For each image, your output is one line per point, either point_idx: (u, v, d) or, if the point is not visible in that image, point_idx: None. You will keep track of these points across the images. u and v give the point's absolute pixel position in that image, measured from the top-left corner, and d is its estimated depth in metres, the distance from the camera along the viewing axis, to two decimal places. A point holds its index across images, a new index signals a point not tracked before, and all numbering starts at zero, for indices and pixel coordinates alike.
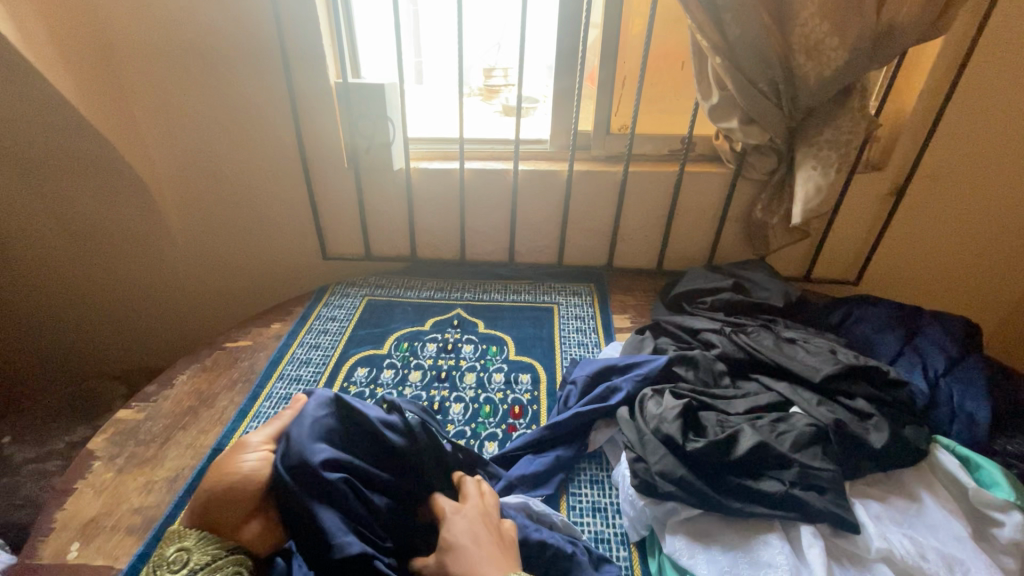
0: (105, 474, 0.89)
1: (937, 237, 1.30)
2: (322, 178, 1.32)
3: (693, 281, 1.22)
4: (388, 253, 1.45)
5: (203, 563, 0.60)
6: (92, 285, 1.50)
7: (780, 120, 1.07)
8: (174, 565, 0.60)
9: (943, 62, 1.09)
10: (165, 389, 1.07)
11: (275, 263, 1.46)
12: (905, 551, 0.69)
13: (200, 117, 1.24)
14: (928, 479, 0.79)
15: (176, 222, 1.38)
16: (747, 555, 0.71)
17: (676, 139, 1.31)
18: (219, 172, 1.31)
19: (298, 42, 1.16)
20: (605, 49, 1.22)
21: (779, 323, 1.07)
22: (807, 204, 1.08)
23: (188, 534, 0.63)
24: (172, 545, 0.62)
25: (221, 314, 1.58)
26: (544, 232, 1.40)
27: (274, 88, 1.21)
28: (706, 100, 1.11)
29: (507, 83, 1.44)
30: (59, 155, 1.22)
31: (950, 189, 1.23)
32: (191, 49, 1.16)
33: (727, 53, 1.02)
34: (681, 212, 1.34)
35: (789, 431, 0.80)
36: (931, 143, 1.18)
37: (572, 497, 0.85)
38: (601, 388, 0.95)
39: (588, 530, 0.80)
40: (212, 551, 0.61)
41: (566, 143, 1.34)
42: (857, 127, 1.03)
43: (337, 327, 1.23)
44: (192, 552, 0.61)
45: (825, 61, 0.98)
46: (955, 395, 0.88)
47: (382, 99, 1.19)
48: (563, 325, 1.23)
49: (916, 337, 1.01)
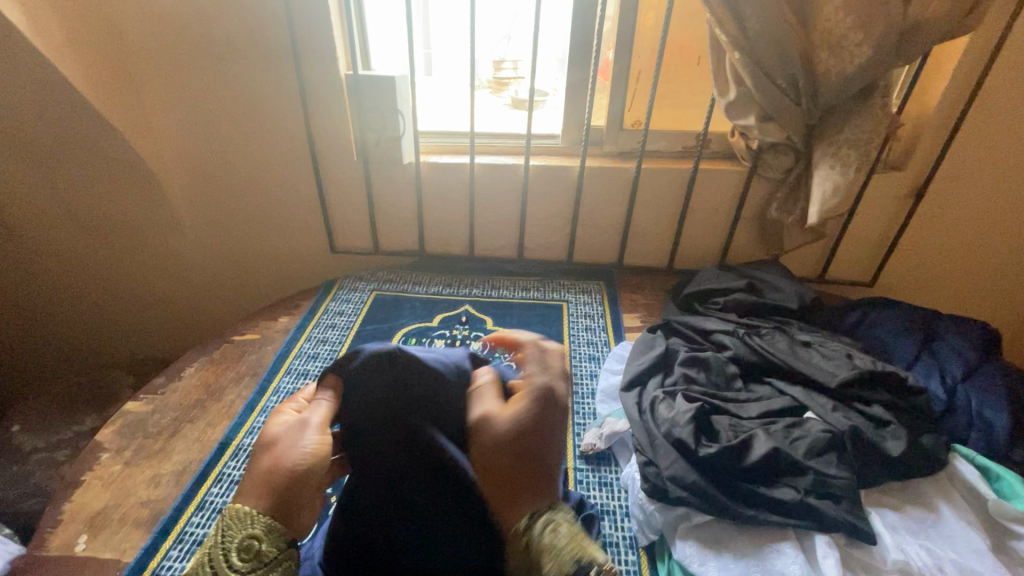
0: (114, 467, 0.90)
1: (957, 239, 1.27)
2: (332, 172, 1.31)
3: (706, 281, 1.20)
4: (397, 247, 1.44)
5: (272, 557, 0.58)
6: (102, 275, 1.51)
7: (799, 117, 1.04)
8: (243, 555, 0.58)
9: (968, 60, 1.06)
10: (173, 381, 1.07)
11: (283, 257, 1.45)
12: (921, 563, 0.68)
13: (208, 108, 1.23)
14: (945, 489, 0.78)
15: (185, 213, 1.37)
16: (759, 563, 0.70)
17: (690, 136, 1.28)
18: (228, 164, 1.30)
19: (309, 34, 1.14)
20: (620, 43, 1.19)
21: (793, 325, 1.05)
22: (824, 204, 1.05)
23: (255, 522, 0.59)
24: (240, 530, 0.59)
25: (228, 307, 1.57)
26: (554, 228, 1.38)
27: (284, 77, 1.19)
28: (723, 96, 1.08)
29: (517, 76, 1.41)
30: (69, 145, 1.22)
31: (972, 189, 1.20)
32: (200, 37, 1.15)
33: (747, 48, 0.99)
34: (694, 211, 1.31)
35: (802, 437, 0.79)
36: (954, 144, 1.15)
37: (579, 488, 0.85)
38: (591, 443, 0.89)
39: (595, 501, 0.84)
40: (270, 551, 0.58)
41: (578, 139, 1.32)
42: (878, 125, 1.01)
43: (345, 322, 1.22)
44: (261, 543, 0.58)
45: (847, 56, 0.95)
46: (974, 402, 0.86)
47: (394, 93, 1.18)
48: (572, 323, 1.22)
49: (933, 343, 0.99)
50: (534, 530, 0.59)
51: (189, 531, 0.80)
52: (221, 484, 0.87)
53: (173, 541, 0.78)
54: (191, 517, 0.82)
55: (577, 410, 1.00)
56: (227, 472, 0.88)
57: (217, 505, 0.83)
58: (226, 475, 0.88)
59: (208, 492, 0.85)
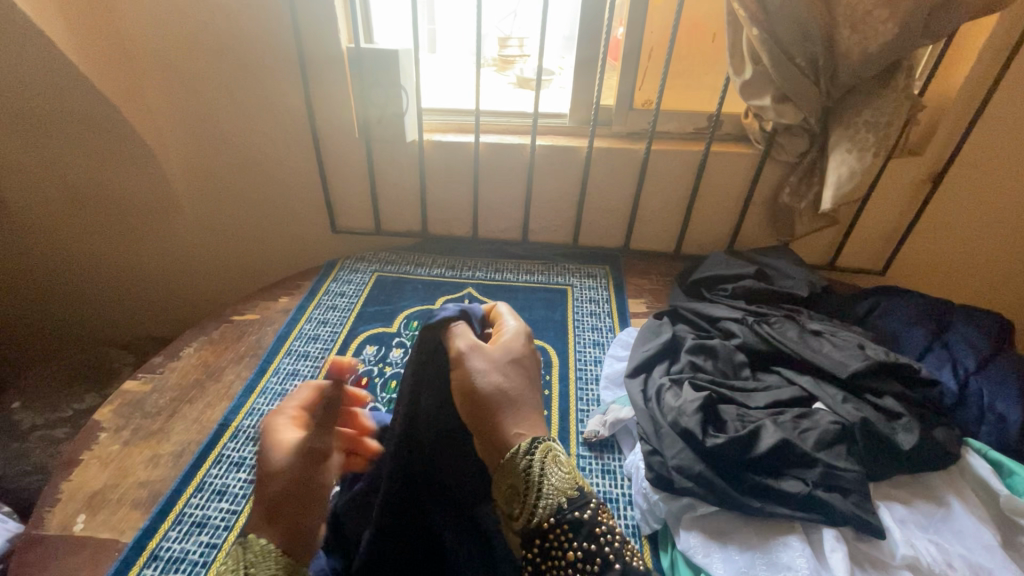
0: (112, 446, 0.89)
1: (973, 227, 1.24)
2: (332, 149, 1.28)
3: (714, 267, 1.17)
4: (399, 228, 1.41)
5: None
6: (100, 251, 1.49)
7: (817, 98, 1.00)
8: None
9: (995, 40, 1.02)
10: (172, 361, 1.05)
11: (283, 236, 1.43)
12: (931, 558, 0.67)
13: (205, 81, 1.19)
14: (955, 484, 0.76)
15: (183, 190, 1.34)
16: (765, 556, 0.69)
17: (702, 117, 1.24)
18: (226, 139, 1.26)
19: (309, 4, 1.10)
20: (632, 18, 1.14)
21: (803, 314, 1.03)
22: (839, 189, 1.02)
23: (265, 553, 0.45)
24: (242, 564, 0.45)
25: (228, 286, 1.56)
26: (560, 211, 1.35)
27: (284, 49, 1.15)
28: (738, 75, 1.04)
29: (523, 54, 1.36)
30: (62, 117, 1.18)
31: (993, 176, 1.16)
32: (193, 6, 1.10)
33: (766, 24, 0.95)
34: (704, 195, 1.28)
35: (812, 428, 0.77)
36: (975, 128, 1.10)
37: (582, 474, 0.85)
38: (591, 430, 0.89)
39: (598, 489, 0.82)
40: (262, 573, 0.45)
41: (587, 118, 1.28)
42: (900, 107, 0.97)
43: (346, 303, 1.20)
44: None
45: (871, 34, 0.91)
46: (986, 394, 0.84)
47: (396, 68, 1.14)
48: (576, 307, 1.20)
49: (946, 334, 0.97)
50: (529, 467, 0.49)
51: (187, 512, 0.79)
52: (220, 465, 0.86)
53: (171, 522, 0.77)
54: (189, 499, 0.81)
55: (581, 396, 0.98)
56: (226, 453, 0.87)
57: (216, 486, 0.82)
58: (225, 457, 0.87)
59: (208, 473, 0.84)
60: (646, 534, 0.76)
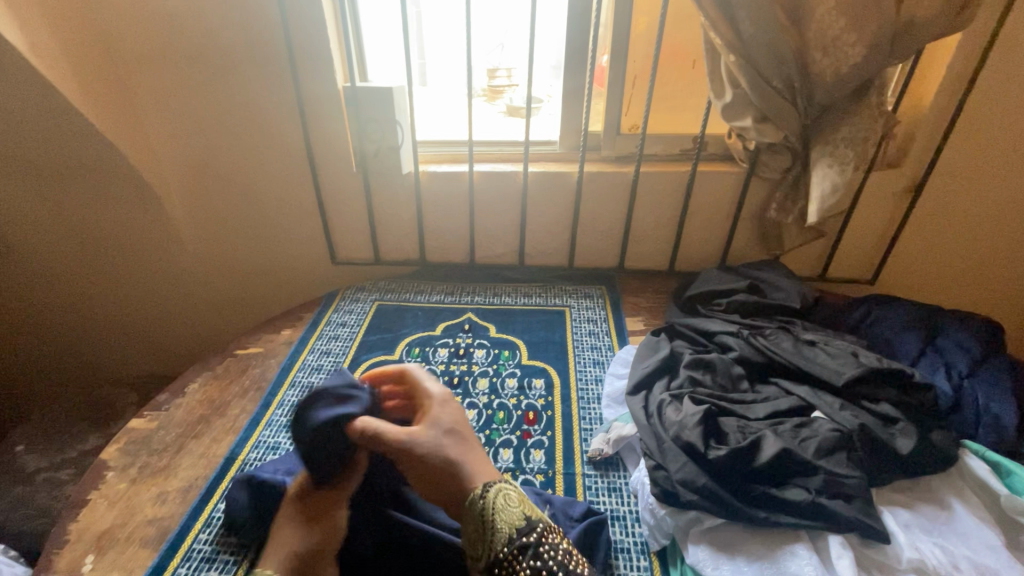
0: (119, 485, 0.89)
1: (953, 236, 1.28)
2: (331, 183, 1.31)
3: (707, 283, 1.20)
4: (398, 257, 1.44)
5: None
6: (101, 292, 1.50)
7: (795, 118, 1.05)
8: None
9: (961, 57, 1.07)
10: (177, 397, 1.06)
11: (284, 269, 1.45)
12: (937, 561, 0.68)
13: (205, 123, 1.23)
14: (956, 486, 0.77)
15: (185, 228, 1.37)
16: (773, 566, 0.70)
17: (687, 138, 1.29)
18: (227, 178, 1.30)
19: (306, 46, 1.15)
20: (616, 49, 1.20)
21: (796, 325, 1.05)
22: (823, 204, 1.05)
23: None
24: None
25: (230, 321, 1.57)
26: (554, 235, 1.38)
27: (282, 91, 1.20)
28: (719, 98, 1.08)
29: (512, 83, 1.41)
30: (68, 163, 1.22)
31: (969, 185, 1.20)
32: (194, 54, 1.15)
33: (742, 51, 1.00)
34: (693, 213, 1.32)
35: (811, 436, 0.78)
36: (949, 140, 1.15)
37: (588, 490, 0.86)
38: (596, 446, 0.91)
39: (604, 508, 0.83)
40: None
41: (576, 144, 1.33)
42: (875, 123, 1.01)
43: (348, 333, 1.22)
44: None
45: (842, 57, 0.96)
46: (980, 396, 0.86)
47: (390, 101, 1.18)
48: (575, 328, 1.22)
49: (937, 338, 0.99)
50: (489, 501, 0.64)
51: (196, 548, 0.79)
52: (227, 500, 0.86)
53: (180, 559, 0.77)
54: (198, 534, 0.81)
55: (583, 416, 1.00)
56: None
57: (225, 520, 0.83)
58: None
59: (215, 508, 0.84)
60: (656, 550, 0.77)
